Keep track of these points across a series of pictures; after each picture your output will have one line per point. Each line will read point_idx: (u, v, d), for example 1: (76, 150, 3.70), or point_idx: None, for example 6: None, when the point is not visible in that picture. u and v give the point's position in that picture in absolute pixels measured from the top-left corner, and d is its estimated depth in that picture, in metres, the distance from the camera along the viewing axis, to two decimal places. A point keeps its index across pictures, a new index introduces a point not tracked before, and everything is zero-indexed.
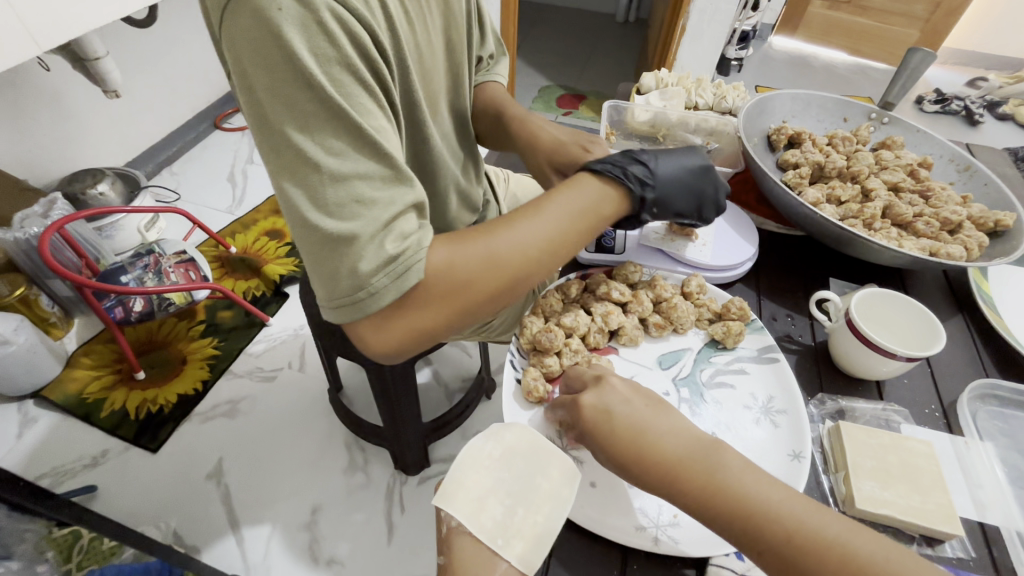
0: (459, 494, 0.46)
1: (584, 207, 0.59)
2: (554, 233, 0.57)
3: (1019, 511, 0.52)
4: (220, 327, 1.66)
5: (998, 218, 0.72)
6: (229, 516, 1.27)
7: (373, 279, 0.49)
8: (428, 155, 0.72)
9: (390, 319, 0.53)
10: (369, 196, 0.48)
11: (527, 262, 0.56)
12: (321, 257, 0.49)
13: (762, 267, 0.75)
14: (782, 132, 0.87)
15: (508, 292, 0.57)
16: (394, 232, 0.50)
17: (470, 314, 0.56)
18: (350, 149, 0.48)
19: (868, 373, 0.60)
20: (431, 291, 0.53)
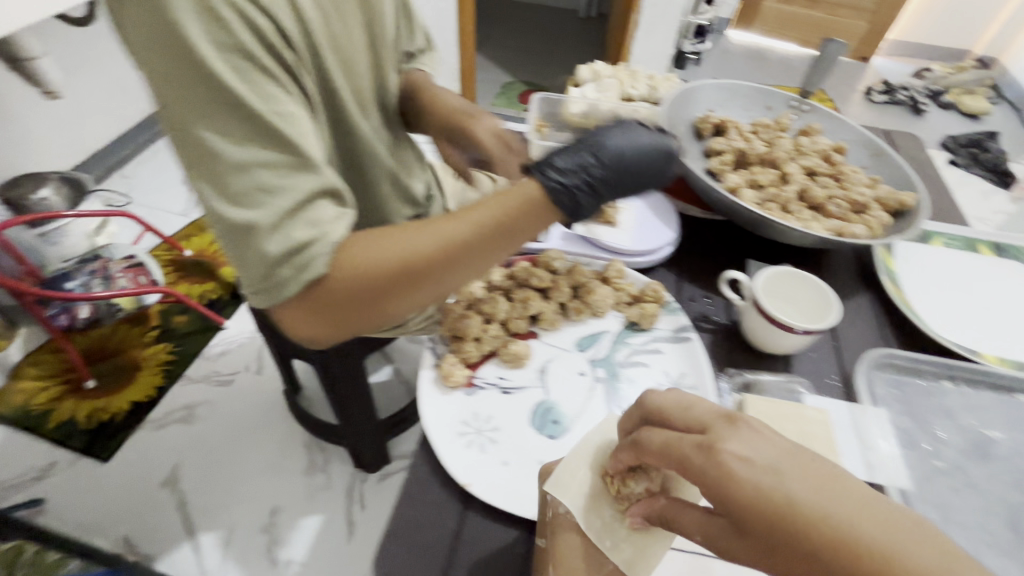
0: (571, 485, 0.47)
1: (521, 217, 0.53)
2: (481, 239, 0.52)
3: (905, 471, 0.55)
4: (174, 331, 1.63)
5: (901, 199, 0.76)
6: (185, 522, 1.25)
7: (277, 269, 0.48)
8: (355, 145, 0.73)
9: (302, 314, 0.52)
10: (271, 183, 0.47)
11: (449, 265, 0.52)
12: (232, 246, 0.50)
13: (686, 252, 0.77)
14: (707, 121, 0.90)
15: (429, 291, 0.54)
16: (301, 220, 0.48)
17: (392, 308, 0.54)
18: (250, 136, 0.47)
19: (772, 347, 0.63)
20: (342, 286, 0.51)
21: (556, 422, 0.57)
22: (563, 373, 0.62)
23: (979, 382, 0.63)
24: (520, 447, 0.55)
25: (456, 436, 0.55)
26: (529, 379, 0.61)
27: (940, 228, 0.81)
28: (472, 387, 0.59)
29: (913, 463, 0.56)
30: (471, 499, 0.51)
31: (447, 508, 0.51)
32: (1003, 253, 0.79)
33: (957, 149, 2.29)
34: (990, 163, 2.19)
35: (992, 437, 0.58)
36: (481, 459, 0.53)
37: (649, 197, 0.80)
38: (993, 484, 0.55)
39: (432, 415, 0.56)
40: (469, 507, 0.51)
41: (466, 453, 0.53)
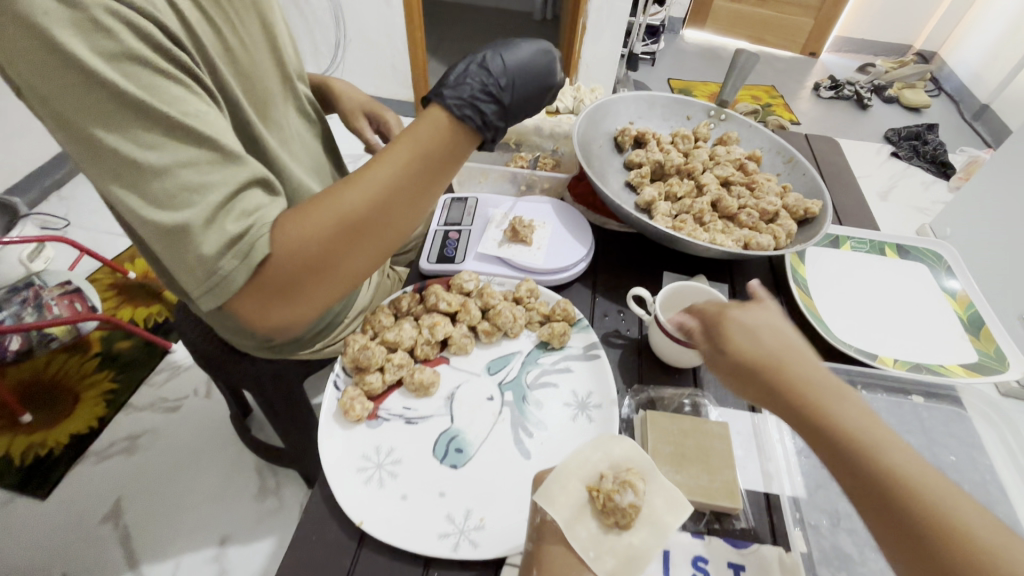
0: (560, 497, 0.48)
1: (441, 148, 0.51)
2: (409, 179, 0.49)
3: (802, 480, 0.57)
4: (117, 358, 1.54)
5: (807, 207, 0.78)
6: (128, 557, 1.19)
7: (221, 265, 0.45)
8: (271, 167, 0.68)
9: (256, 303, 0.48)
10: (197, 182, 0.44)
11: (389, 217, 0.50)
12: (165, 254, 0.45)
13: (598, 266, 0.78)
14: (626, 134, 0.90)
15: (378, 246, 0.51)
16: (234, 212, 0.46)
17: (347, 278, 0.51)
18: (161, 135, 0.43)
19: (678, 361, 0.64)
20: (290, 266, 0.47)
21: (459, 450, 0.56)
22: (469, 399, 0.61)
23: (876, 385, 0.65)
24: (420, 479, 0.54)
25: (355, 471, 0.54)
26: (434, 408, 0.60)
27: (848, 232, 0.84)
28: (375, 419, 0.58)
29: (811, 470, 0.58)
30: (367, 536, 0.51)
31: (345, 547, 0.50)
32: (907, 255, 0.81)
33: (899, 141, 2.36)
34: (930, 154, 2.26)
35: None
36: (379, 494, 0.52)
37: (566, 212, 0.80)
38: None
39: (331, 451, 0.55)
40: (364, 545, 0.50)
41: (365, 488, 0.53)
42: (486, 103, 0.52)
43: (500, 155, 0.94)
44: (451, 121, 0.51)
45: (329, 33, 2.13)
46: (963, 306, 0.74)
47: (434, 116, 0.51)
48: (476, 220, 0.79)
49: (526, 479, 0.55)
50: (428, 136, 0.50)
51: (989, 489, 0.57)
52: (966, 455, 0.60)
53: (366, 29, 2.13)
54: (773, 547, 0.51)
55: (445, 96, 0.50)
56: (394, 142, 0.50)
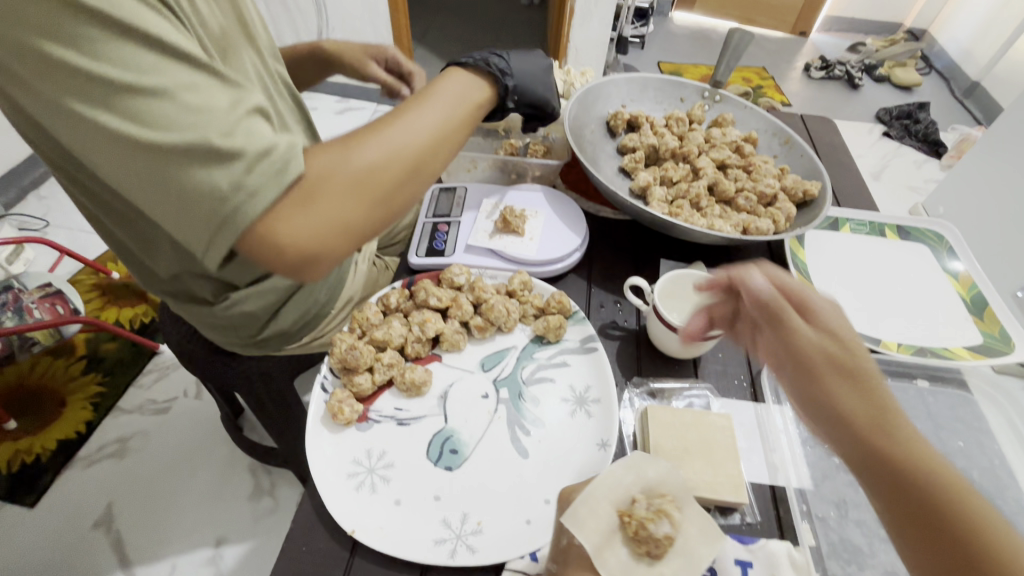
0: (589, 522, 0.44)
1: (465, 93, 0.56)
2: (439, 113, 0.54)
3: (807, 471, 0.55)
4: (103, 361, 1.50)
5: (806, 189, 0.76)
6: (121, 562, 1.17)
7: (246, 182, 0.42)
8: None
9: (304, 222, 0.46)
10: (199, 103, 0.41)
11: (423, 142, 0.52)
12: (174, 184, 0.41)
13: (594, 256, 0.76)
14: (619, 117, 0.87)
15: (412, 175, 0.51)
16: (245, 132, 0.43)
17: (380, 207, 0.50)
18: (153, 56, 0.40)
19: (679, 352, 0.62)
20: (327, 178, 0.47)
21: (454, 451, 0.54)
22: (463, 397, 0.59)
23: (880, 370, 0.64)
24: (414, 483, 0.52)
25: (345, 477, 0.52)
26: (427, 408, 0.57)
27: (848, 214, 0.82)
28: (365, 422, 0.56)
29: (815, 460, 0.56)
30: (359, 545, 0.49)
31: (336, 557, 0.48)
32: (907, 236, 0.80)
33: (890, 120, 2.35)
34: (921, 133, 2.25)
35: None
36: (371, 501, 0.50)
37: (559, 200, 0.77)
38: None
39: (319, 456, 0.53)
40: (356, 554, 0.48)
41: (356, 495, 0.50)
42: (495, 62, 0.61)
43: (489, 143, 0.90)
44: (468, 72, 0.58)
45: (310, 20, 2.06)
46: (966, 287, 0.73)
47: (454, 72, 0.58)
48: (466, 210, 0.76)
49: (524, 478, 0.53)
50: (455, 82, 0.56)
51: (998, 473, 0.56)
52: (974, 440, 0.59)
53: (347, 15, 2.06)
54: (781, 543, 0.49)
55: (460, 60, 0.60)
56: (424, 88, 0.55)
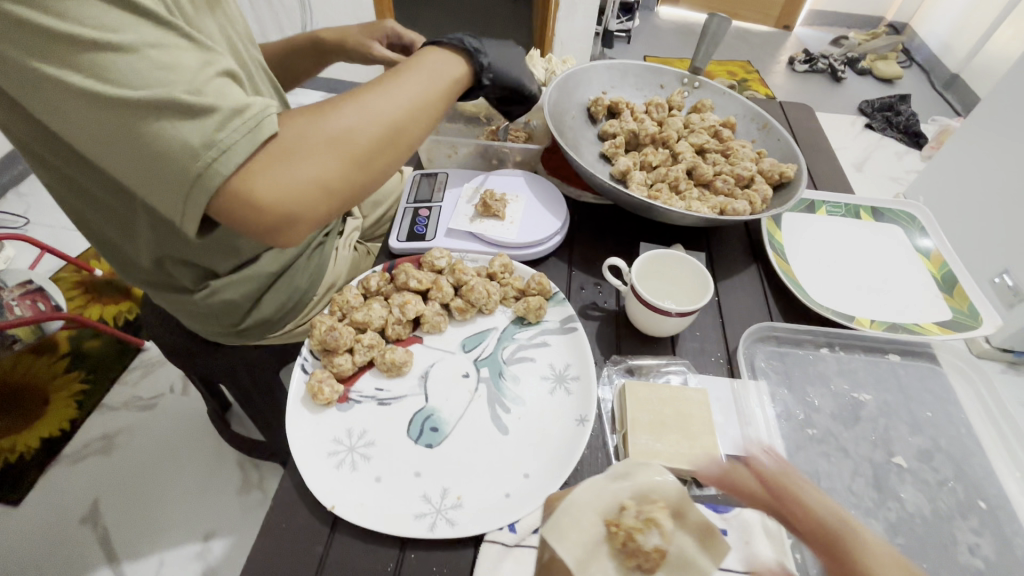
0: (572, 534, 0.39)
1: (441, 69, 0.59)
2: (413, 85, 0.57)
3: (781, 443, 0.57)
4: (87, 358, 1.48)
5: (782, 170, 0.77)
6: (108, 556, 1.15)
7: (219, 138, 0.45)
8: None
9: (277, 177, 0.48)
10: (170, 63, 0.44)
11: (396, 109, 0.55)
12: (147, 140, 0.44)
13: (574, 239, 0.77)
14: (599, 104, 0.88)
15: (385, 142, 0.54)
16: (216, 89, 0.45)
17: (353, 170, 0.53)
18: (124, 19, 0.43)
19: (657, 331, 0.63)
20: (301, 139, 0.50)
21: (434, 429, 0.55)
22: (444, 376, 0.59)
23: (851, 346, 0.66)
24: (394, 461, 0.52)
25: (326, 456, 0.52)
26: (408, 388, 0.58)
27: (823, 197, 0.83)
28: (346, 402, 0.56)
29: (789, 432, 0.58)
30: (339, 521, 0.49)
31: (317, 533, 0.48)
32: (881, 218, 0.81)
33: (872, 112, 2.38)
34: (902, 125, 2.28)
35: (860, 399, 0.61)
36: (352, 478, 0.51)
37: (539, 184, 0.78)
38: (859, 446, 0.57)
39: (299, 435, 0.53)
40: (337, 530, 0.49)
41: (337, 473, 0.51)
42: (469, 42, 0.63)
43: (471, 130, 0.91)
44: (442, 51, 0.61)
45: (294, 15, 2.05)
46: (937, 266, 0.75)
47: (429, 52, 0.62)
48: (447, 195, 0.76)
49: (504, 454, 0.53)
50: (430, 58, 0.59)
51: (964, 441, 0.58)
52: (942, 410, 0.60)
53: (331, 10, 2.05)
54: (753, 511, 0.51)
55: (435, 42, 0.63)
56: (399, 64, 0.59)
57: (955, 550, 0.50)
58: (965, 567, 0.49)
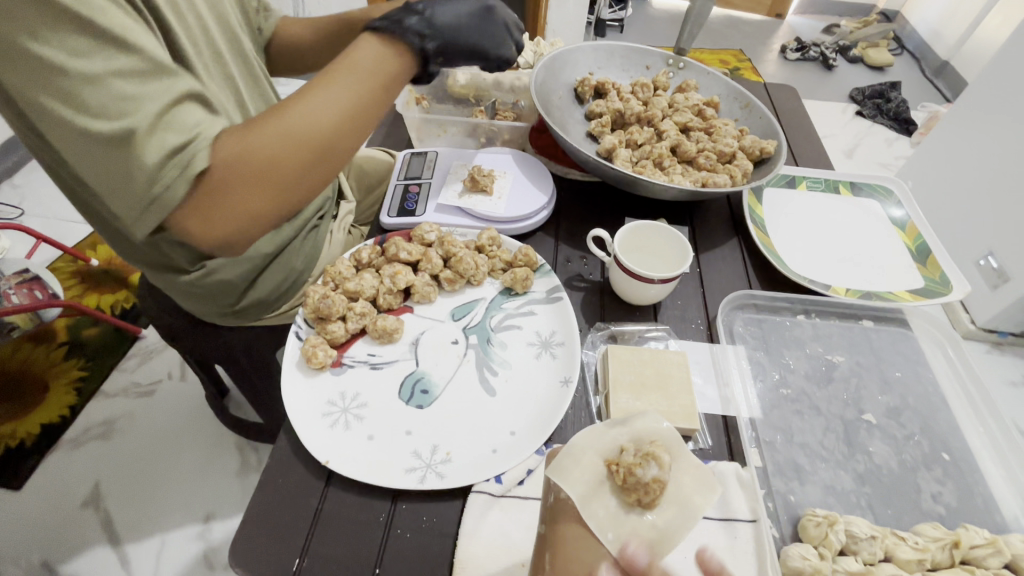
0: (574, 471, 0.43)
1: (375, 69, 0.56)
2: (344, 94, 0.54)
3: (756, 402, 0.59)
4: (85, 346, 1.43)
5: (763, 146, 0.80)
6: (110, 537, 1.14)
7: (162, 175, 0.46)
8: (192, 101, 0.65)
9: (209, 213, 0.50)
10: (132, 93, 0.44)
11: (324, 127, 0.53)
12: (102, 166, 0.45)
13: (561, 215, 0.79)
14: (586, 84, 0.89)
15: (319, 159, 0.54)
16: (168, 123, 0.46)
17: (289, 191, 0.53)
18: (95, 46, 0.42)
19: (639, 299, 0.66)
20: (233, 171, 0.49)
21: (424, 391, 0.57)
22: (434, 343, 0.62)
23: (827, 312, 0.69)
24: (385, 420, 0.54)
25: (320, 416, 0.54)
26: (399, 353, 0.60)
27: (804, 173, 0.86)
28: (339, 367, 0.59)
29: (765, 391, 0.60)
30: (334, 475, 0.51)
31: (311, 487, 0.51)
32: (859, 192, 0.84)
33: (863, 100, 2.39)
34: (893, 111, 2.30)
35: (834, 361, 0.63)
36: (345, 436, 0.53)
37: (526, 162, 0.80)
38: (831, 404, 0.59)
39: (294, 398, 0.55)
40: (332, 484, 0.51)
41: (330, 431, 0.53)
42: (411, 20, 0.58)
43: (460, 111, 0.92)
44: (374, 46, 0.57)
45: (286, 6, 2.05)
46: (912, 237, 0.77)
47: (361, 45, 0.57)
48: (436, 173, 0.78)
49: (491, 414, 0.56)
50: (362, 57, 0.56)
51: (932, 399, 0.61)
52: (911, 371, 0.63)
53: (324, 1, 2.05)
54: (731, 464, 0.53)
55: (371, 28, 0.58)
56: (329, 67, 0.55)
57: (919, 497, 0.53)
58: (927, 513, 0.52)
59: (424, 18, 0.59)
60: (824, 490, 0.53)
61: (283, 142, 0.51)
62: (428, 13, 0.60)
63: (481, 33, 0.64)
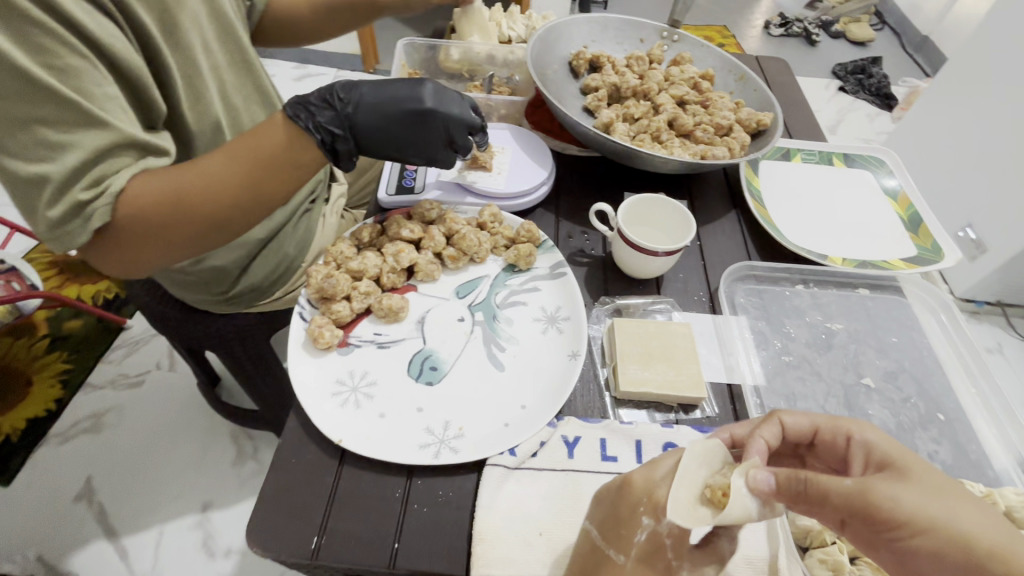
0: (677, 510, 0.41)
1: (288, 158, 0.56)
2: (244, 178, 0.54)
3: (760, 371, 0.61)
4: (68, 339, 1.38)
5: (759, 119, 0.80)
6: (105, 530, 1.11)
7: (66, 224, 0.49)
8: (161, 80, 0.64)
9: (107, 254, 0.54)
10: (59, 140, 0.47)
11: (221, 205, 0.54)
12: (20, 198, 0.48)
13: (561, 190, 0.78)
14: (581, 57, 0.88)
15: (215, 228, 0.55)
16: (89, 175, 0.48)
17: (179, 253, 0.56)
18: (22, 92, 0.44)
19: (643, 272, 0.66)
20: (124, 231, 0.51)
21: (433, 368, 0.57)
22: (440, 320, 0.61)
23: (824, 282, 0.70)
24: (395, 397, 0.54)
25: (330, 395, 0.54)
26: (405, 332, 0.60)
27: (798, 145, 0.86)
28: (346, 346, 0.58)
29: (767, 359, 0.62)
30: (347, 453, 0.51)
31: (326, 467, 0.50)
32: (852, 163, 0.85)
33: (845, 75, 2.40)
34: (874, 86, 2.32)
35: (833, 328, 0.65)
36: (357, 415, 0.53)
37: (525, 137, 0.79)
38: (832, 369, 0.62)
39: (301, 379, 0.55)
40: (345, 463, 0.51)
41: (341, 410, 0.53)
42: (324, 116, 0.58)
43: (454, 86, 0.91)
44: (292, 130, 0.56)
45: None
46: (904, 207, 0.79)
47: (281, 125, 0.56)
48: None
49: (501, 389, 0.56)
50: (271, 141, 0.56)
51: (926, 362, 0.63)
52: (906, 336, 0.65)
53: None
54: None
55: (292, 105, 0.57)
56: (243, 141, 0.55)
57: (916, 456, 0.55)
58: None
59: (343, 118, 0.60)
60: None
61: (176, 210, 0.52)
62: (348, 109, 0.60)
63: (414, 127, 0.63)
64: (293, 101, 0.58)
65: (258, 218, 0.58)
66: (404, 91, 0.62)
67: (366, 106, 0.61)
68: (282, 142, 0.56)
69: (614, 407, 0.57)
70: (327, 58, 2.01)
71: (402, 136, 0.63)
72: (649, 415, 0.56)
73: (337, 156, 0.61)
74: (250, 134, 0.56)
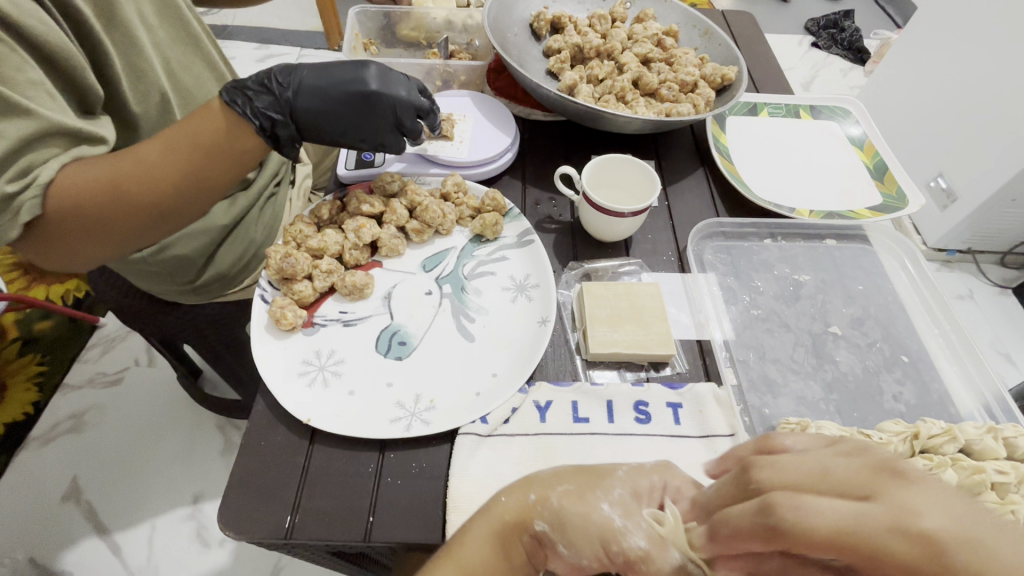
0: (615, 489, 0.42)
1: (232, 139, 0.54)
2: (186, 162, 0.52)
3: (730, 326, 0.61)
4: (39, 341, 1.33)
5: (724, 74, 0.79)
6: (96, 527, 1.10)
7: None
8: (99, 61, 0.60)
9: (48, 248, 0.52)
10: None
11: (163, 191, 0.52)
12: None
13: (527, 157, 0.77)
14: (541, 19, 0.85)
15: (162, 215, 0.54)
16: (18, 165, 0.46)
17: (124, 242, 0.54)
18: None
19: (612, 235, 0.65)
20: (62, 222, 0.49)
21: (402, 343, 0.56)
22: (407, 295, 0.61)
23: (792, 234, 0.70)
24: (363, 374, 0.54)
25: (297, 374, 0.53)
26: (372, 309, 0.59)
27: (764, 99, 0.85)
28: (310, 327, 0.57)
29: (737, 314, 0.62)
30: (318, 432, 0.51)
31: (296, 447, 0.50)
32: (818, 114, 0.84)
33: (818, 31, 2.37)
34: (847, 40, 2.29)
35: (800, 280, 0.66)
36: (326, 394, 0.52)
37: (487, 103, 0.77)
38: (800, 320, 0.62)
39: (266, 360, 0.54)
40: (316, 443, 0.50)
41: (310, 390, 0.52)
42: (262, 102, 0.56)
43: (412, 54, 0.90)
44: (231, 113, 0.54)
45: None
46: (870, 155, 0.79)
47: (220, 107, 0.54)
48: None
49: (472, 359, 0.56)
50: (210, 128, 0.53)
51: (891, 308, 0.64)
52: (872, 284, 0.66)
53: None
54: (707, 384, 0.55)
55: (228, 90, 0.54)
56: (183, 125, 0.53)
57: (881, 398, 0.56)
58: (889, 411, 0.55)
59: (281, 104, 0.57)
60: (795, 401, 0.56)
61: (115, 199, 0.50)
62: (286, 93, 0.58)
63: (356, 111, 0.60)
64: (230, 87, 0.55)
65: (205, 201, 0.56)
66: (345, 75, 0.60)
67: (305, 91, 0.59)
68: (224, 125, 0.54)
69: (585, 369, 0.57)
70: (287, 37, 1.92)
71: (344, 121, 0.61)
72: (621, 374, 0.56)
73: (279, 143, 0.58)
74: (190, 116, 0.54)
